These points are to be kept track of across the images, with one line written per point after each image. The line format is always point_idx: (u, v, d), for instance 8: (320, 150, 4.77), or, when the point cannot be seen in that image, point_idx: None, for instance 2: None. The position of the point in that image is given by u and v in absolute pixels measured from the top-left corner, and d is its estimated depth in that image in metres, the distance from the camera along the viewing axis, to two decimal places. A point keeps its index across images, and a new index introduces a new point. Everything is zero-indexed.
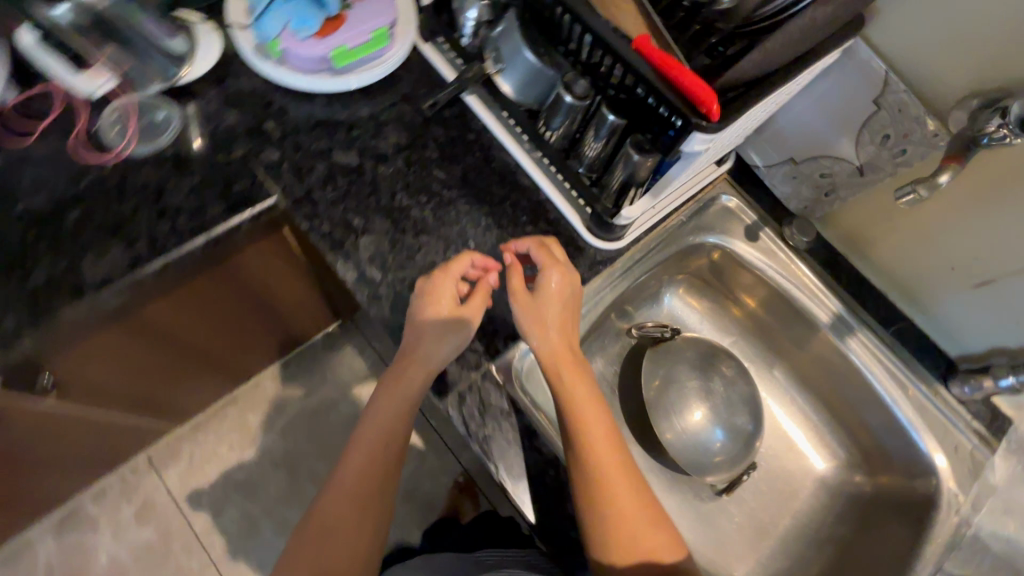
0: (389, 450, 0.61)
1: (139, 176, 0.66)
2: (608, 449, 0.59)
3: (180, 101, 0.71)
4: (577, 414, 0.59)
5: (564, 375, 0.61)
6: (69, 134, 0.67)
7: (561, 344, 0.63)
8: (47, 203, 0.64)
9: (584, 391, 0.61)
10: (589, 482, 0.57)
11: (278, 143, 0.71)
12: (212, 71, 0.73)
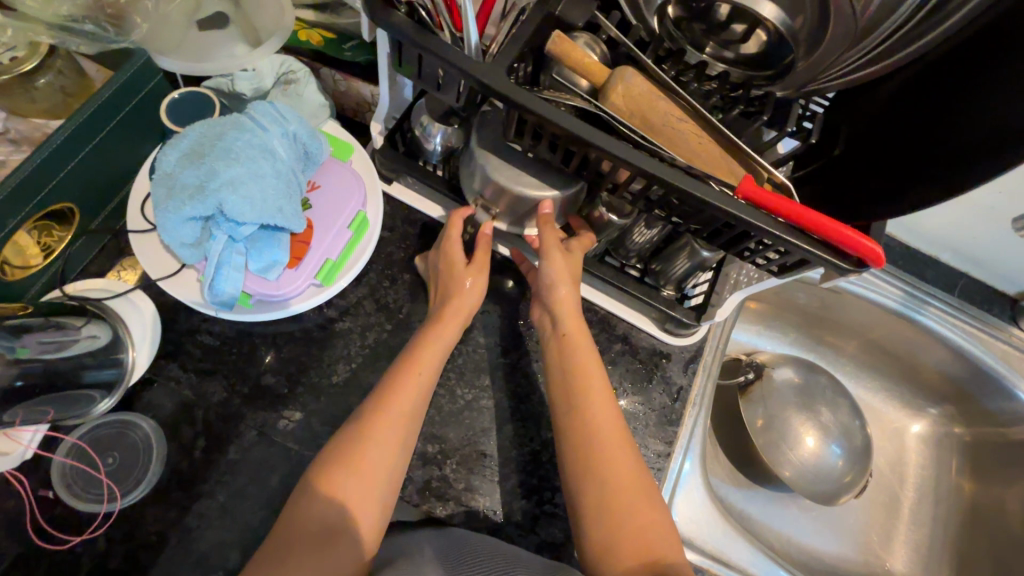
0: (381, 471, 0.48)
1: (147, 527, 0.51)
2: (616, 443, 0.52)
3: (141, 402, 0.54)
4: (583, 399, 0.53)
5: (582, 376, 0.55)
6: (22, 524, 0.49)
7: (571, 306, 0.57)
8: None
9: (592, 369, 0.55)
10: (596, 488, 0.50)
11: (293, 397, 0.57)
12: (163, 343, 0.56)
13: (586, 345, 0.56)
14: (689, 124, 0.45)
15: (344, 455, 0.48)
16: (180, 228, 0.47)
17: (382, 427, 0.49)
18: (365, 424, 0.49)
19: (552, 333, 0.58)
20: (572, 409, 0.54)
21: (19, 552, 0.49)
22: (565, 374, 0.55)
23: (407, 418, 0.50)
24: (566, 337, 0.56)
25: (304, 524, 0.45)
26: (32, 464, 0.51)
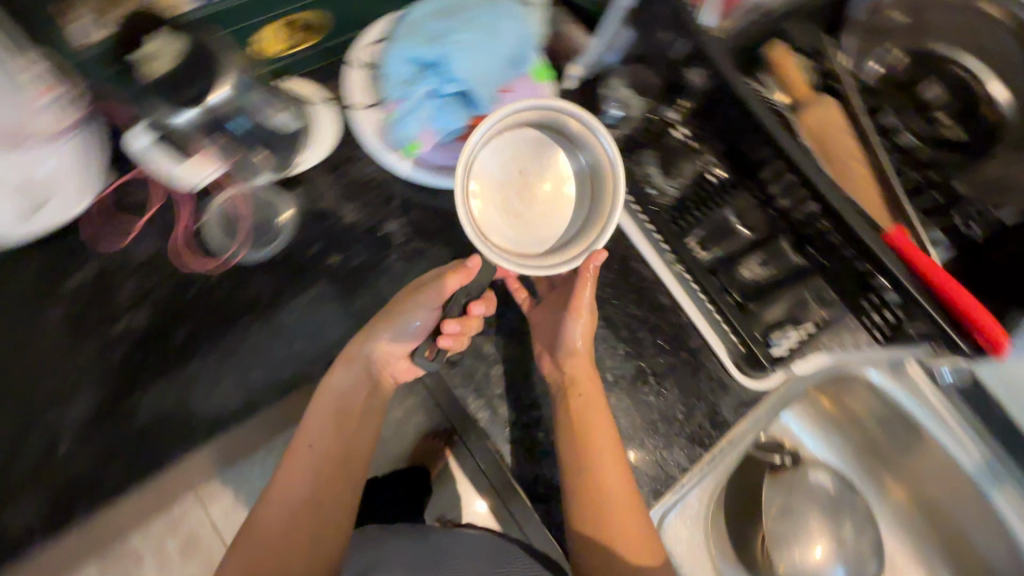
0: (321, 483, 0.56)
1: (251, 288, 0.59)
2: (618, 510, 0.54)
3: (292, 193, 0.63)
4: (585, 466, 0.55)
5: (586, 393, 0.58)
6: (171, 233, 0.59)
7: (584, 357, 0.60)
8: (151, 318, 0.57)
9: (604, 426, 0.57)
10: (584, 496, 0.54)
11: (401, 249, 0.64)
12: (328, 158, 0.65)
13: (593, 387, 0.59)
14: (863, 160, 0.48)
15: (304, 484, 0.55)
16: (400, 65, 0.56)
17: (329, 450, 0.57)
18: (319, 439, 0.57)
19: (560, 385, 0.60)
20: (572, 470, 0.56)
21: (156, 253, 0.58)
22: (572, 401, 0.58)
23: (335, 445, 0.57)
24: (585, 399, 0.58)
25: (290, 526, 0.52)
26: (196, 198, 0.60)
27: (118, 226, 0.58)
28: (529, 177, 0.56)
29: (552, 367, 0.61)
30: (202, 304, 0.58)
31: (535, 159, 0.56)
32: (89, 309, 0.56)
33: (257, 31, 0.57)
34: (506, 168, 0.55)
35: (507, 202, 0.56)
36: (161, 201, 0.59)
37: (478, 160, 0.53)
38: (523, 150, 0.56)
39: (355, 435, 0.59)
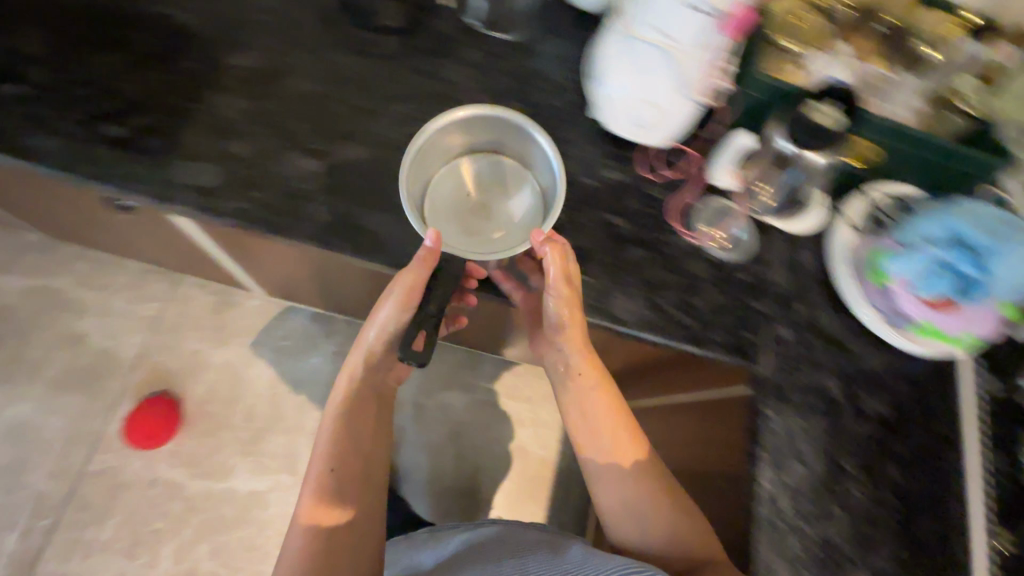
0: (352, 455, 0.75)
1: (691, 265, 0.73)
2: (617, 472, 0.71)
3: (757, 234, 0.76)
4: (596, 453, 0.72)
5: (579, 362, 0.71)
6: (675, 194, 0.76)
7: (581, 345, 0.70)
8: (629, 230, 0.73)
9: (591, 404, 0.73)
10: (630, 498, 0.70)
11: (795, 328, 0.73)
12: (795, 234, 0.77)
13: (585, 358, 0.71)
14: None
15: (329, 475, 0.73)
16: (938, 228, 0.65)
17: (342, 432, 0.76)
18: (337, 463, 0.74)
19: (569, 372, 0.73)
20: (590, 455, 0.73)
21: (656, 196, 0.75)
22: (579, 383, 0.73)
23: (352, 400, 0.77)
24: (582, 382, 0.73)
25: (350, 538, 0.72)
26: (706, 186, 0.77)
27: (652, 165, 0.76)
28: (488, 202, 0.76)
29: (551, 368, 0.76)
30: (659, 248, 0.73)
31: (493, 184, 0.76)
32: (602, 196, 0.73)
33: (857, 136, 0.70)
34: (480, 188, 0.76)
35: (475, 211, 0.75)
36: (687, 169, 0.77)
37: (458, 160, 0.75)
38: (497, 174, 0.76)
39: (353, 431, 0.76)
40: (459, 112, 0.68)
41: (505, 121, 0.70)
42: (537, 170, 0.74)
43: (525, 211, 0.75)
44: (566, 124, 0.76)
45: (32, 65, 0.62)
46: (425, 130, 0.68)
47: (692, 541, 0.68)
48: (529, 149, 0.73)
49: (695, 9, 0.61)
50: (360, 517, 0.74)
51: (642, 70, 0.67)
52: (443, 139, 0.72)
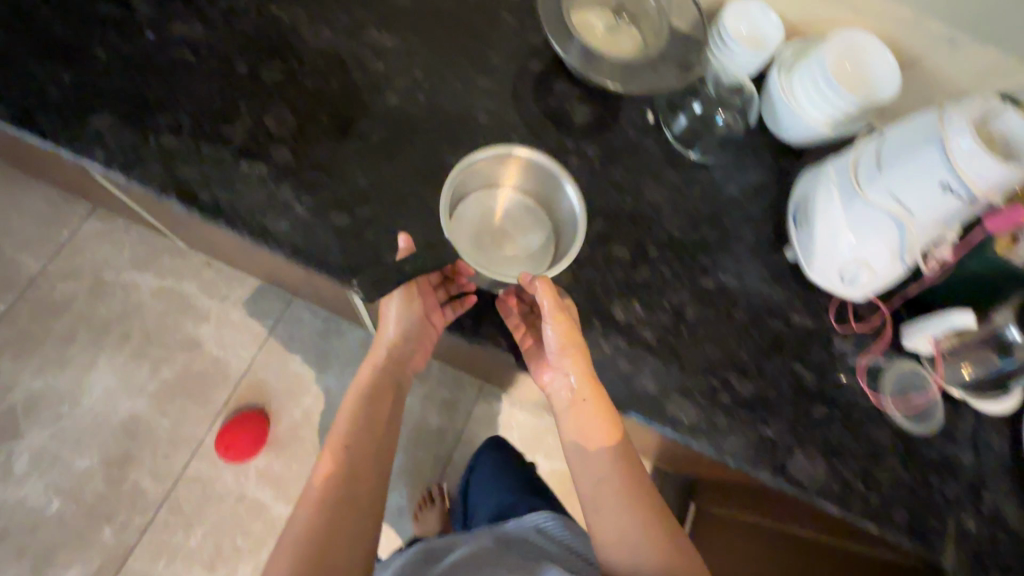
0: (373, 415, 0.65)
1: (873, 431, 0.69)
2: (619, 490, 0.60)
3: (947, 406, 0.71)
4: (602, 478, 0.61)
5: (592, 403, 0.61)
6: (864, 352, 0.72)
7: (584, 373, 0.61)
8: (813, 384, 0.69)
9: (586, 420, 0.61)
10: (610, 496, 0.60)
11: (982, 519, 0.67)
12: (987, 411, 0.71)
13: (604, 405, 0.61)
14: None
15: (353, 431, 0.64)
16: None
17: (368, 403, 0.66)
18: (355, 440, 0.63)
19: (574, 402, 0.62)
20: (588, 486, 0.62)
21: (842, 348, 0.72)
22: (582, 409, 0.61)
23: (380, 378, 0.68)
24: (580, 407, 0.61)
25: (344, 471, 0.61)
26: (895, 345, 0.72)
27: (842, 317, 0.73)
28: (505, 230, 0.74)
29: (558, 406, 0.64)
30: (841, 408, 0.69)
31: (519, 213, 0.75)
32: (789, 342, 0.71)
33: None
34: (507, 218, 0.75)
35: (495, 240, 0.73)
36: (876, 324, 0.73)
37: (505, 192, 0.75)
38: (524, 220, 0.75)
39: (372, 405, 0.66)
40: (524, 154, 0.69)
41: (538, 164, 0.70)
42: (557, 220, 0.73)
43: (529, 251, 0.73)
44: (756, 260, 0.74)
45: (275, 144, 0.65)
46: (483, 154, 0.68)
47: (637, 491, 0.60)
48: (557, 194, 0.72)
49: (947, 191, 0.57)
50: (368, 493, 0.61)
51: (864, 232, 0.64)
52: (501, 178, 0.74)
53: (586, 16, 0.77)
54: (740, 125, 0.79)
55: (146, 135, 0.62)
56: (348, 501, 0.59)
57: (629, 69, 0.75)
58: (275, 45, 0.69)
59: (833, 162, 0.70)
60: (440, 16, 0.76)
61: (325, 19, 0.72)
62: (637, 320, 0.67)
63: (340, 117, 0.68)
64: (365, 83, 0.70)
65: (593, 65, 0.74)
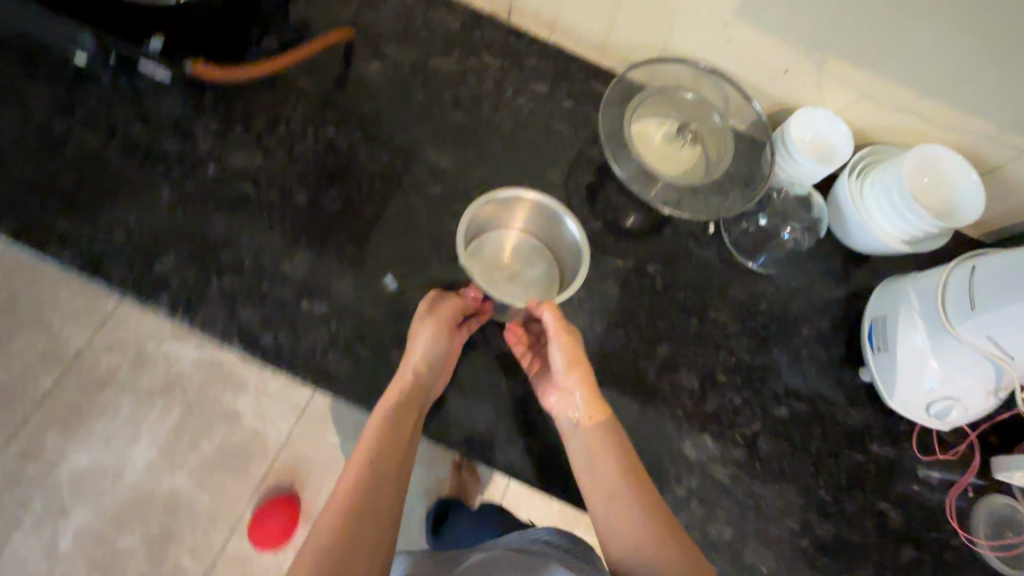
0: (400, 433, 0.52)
1: (967, 574, 0.64)
2: (627, 492, 0.49)
3: None
4: (615, 488, 0.50)
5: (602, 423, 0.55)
6: (952, 483, 0.67)
7: (586, 380, 0.57)
8: (899, 522, 0.65)
9: (594, 437, 0.54)
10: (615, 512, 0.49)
11: None
12: None
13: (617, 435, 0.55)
14: None
15: (381, 432, 0.52)
16: None
17: (398, 409, 0.54)
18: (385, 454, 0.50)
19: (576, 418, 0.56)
20: (596, 504, 0.50)
21: (928, 479, 0.68)
22: (601, 429, 0.55)
23: (413, 396, 0.56)
24: (587, 428, 0.55)
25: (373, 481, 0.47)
26: (983, 473, 0.68)
27: (927, 444, 0.69)
28: (516, 269, 0.72)
29: (566, 435, 0.57)
30: (932, 549, 0.65)
31: (527, 248, 0.73)
32: (870, 476, 0.67)
33: None
34: (515, 256, 0.73)
35: (506, 282, 0.71)
36: (963, 451, 0.68)
37: (511, 232, 0.73)
38: (533, 255, 0.73)
39: (405, 407, 0.55)
40: (527, 197, 0.68)
41: (542, 204, 0.69)
42: (559, 253, 0.71)
43: (542, 285, 0.72)
44: (830, 382, 0.70)
45: (336, 280, 0.64)
46: (481, 201, 0.66)
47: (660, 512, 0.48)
48: (558, 228, 0.70)
49: None
50: (386, 501, 0.46)
51: (952, 369, 0.61)
52: (506, 218, 0.72)
53: (646, 125, 0.75)
54: (807, 241, 0.75)
55: (210, 279, 0.62)
56: (369, 504, 0.45)
57: (688, 183, 0.73)
58: (333, 172, 0.69)
59: (913, 282, 0.66)
60: (493, 131, 0.75)
61: (380, 140, 0.72)
62: (709, 458, 0.64)
63: (398, 245, 0.67)
64: (422, 208, 0.70)
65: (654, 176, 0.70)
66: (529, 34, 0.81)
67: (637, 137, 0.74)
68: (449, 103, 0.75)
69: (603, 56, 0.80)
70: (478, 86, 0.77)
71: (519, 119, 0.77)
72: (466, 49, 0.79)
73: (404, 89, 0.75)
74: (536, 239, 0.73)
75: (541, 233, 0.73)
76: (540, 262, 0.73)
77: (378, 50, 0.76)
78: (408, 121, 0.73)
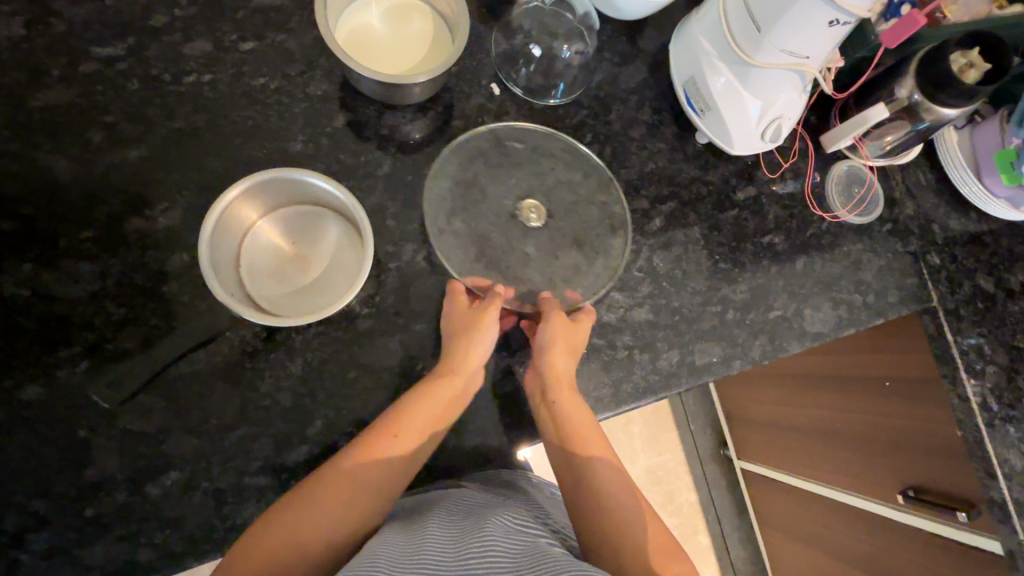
0: (386, 464, 0.48)
1: (843, 242, 0.73)
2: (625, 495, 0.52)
3: (878, 174, 0.75)
4: (606, 507, 0.51)
5: (589, 430, 0.54)
6: (802, 178, 0.73)
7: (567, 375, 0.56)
8: (785, 243, 0.71)
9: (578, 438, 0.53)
10: (615, 513, 0.50)
11: (941, 248, 0.76)
12: (905, 160, 0.76)
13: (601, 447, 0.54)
14: None
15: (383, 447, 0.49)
16: None
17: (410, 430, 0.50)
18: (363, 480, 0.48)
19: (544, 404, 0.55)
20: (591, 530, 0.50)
21: (785, 187, 0.73)
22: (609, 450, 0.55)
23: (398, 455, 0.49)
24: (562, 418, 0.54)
25: (342, 496, 0.47)
26: (819, 151, 0.74)
27: (772, 159, 0.72)
28: (304, 253, 0.56)
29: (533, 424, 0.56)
30: (814, 244, 0.72)
31: (292, 220, 0.56)
32: (748, 221, 0.70)
33: (984, 65, 0.60)
34: (295, 237, 0.56)
35: (311, 273, 0.55)
36: (798, 145, 0.73)
37: (260, 224, 0.55)
38: (310, 221, 0.56)
39: (406, 433, 0.49)
40: (231, 199, 0.50)
41: (254, 187, 0.51)
42: (329, 202, 0.55)
43: (342, 240, 0.56)
44: (680, 165, 0.69)
45: (164, 440, 0.50)
46: (208, 225, 0.48)
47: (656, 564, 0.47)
48: (296, 186, 0.53)
49: (835, 24, 0.52)
50: (343, 510, 0.47)
51: (770, 91, 0.60)
52: (238, 216, 0.52)
53: (357, 17, 0.58)
54: (592, 44, 0.67)
55: (17, 555, 0.46)
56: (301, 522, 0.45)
57: (441, 55, 0.59)
58: (38, 333, 0.50)
59: (699, 29, 0.62)
60: (190, 140, 0.55)
61: (63, 253, 0.51)
62: (628, 309, 0.64)
63: (195, 353, 0.52)
64: (184, 291, 0.52)
65: (513, 244, 0.61)
66: None
67: (467, 192, 0.61)
68: (108, 144, 0.53)
69: None
70: (123, 97, 0.54)
71: (207, 102, 0.56)
72: (63, 57, 0.54)
73: (34, 168, 0.52)
74: (293, 205, 0.56)
75: (289, 204, 0.55)
76: (320, 220, 0.56)
77: None
78: (76, 204, 0.52)
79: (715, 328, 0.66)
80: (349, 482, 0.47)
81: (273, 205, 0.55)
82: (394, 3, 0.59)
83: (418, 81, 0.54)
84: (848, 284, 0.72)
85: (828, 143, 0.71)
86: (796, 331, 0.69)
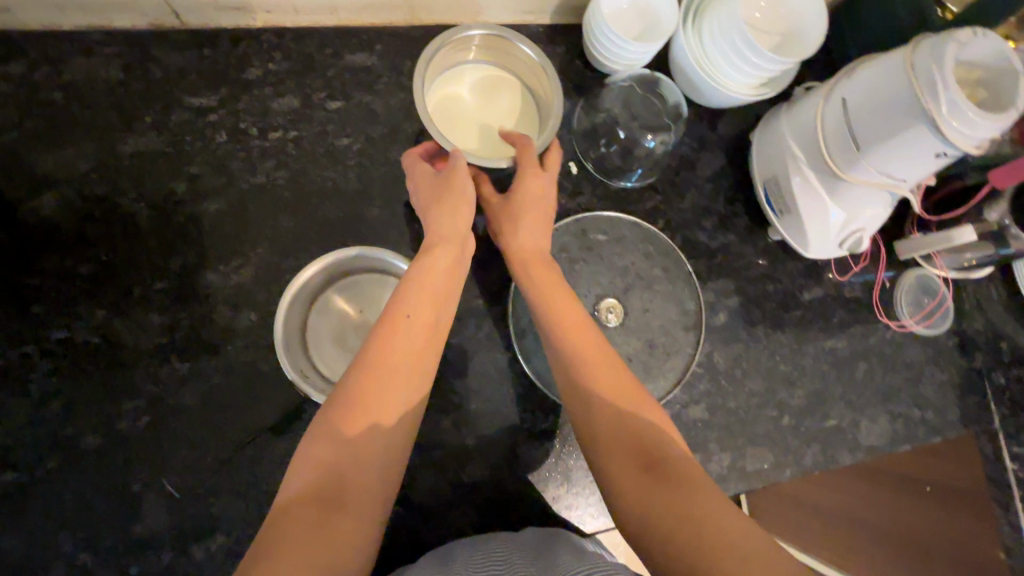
0: (406, 342, 0.44)
1: (907, 353, 0.71)
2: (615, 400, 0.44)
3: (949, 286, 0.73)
4: (587, 386, 0.45)
5: (545, 276, 0.51)
6: (871, 284, 0.71)
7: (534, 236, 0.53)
8: (848, 348, 0.69)
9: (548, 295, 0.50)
10: (600, 398, 0.44)
11: (1008, 368, 0.73)
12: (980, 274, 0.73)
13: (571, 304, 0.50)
14: None
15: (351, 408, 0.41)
16: None
17: (381, 380, 0.42)
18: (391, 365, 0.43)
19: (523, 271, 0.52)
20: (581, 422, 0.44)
21: (853, 291, 0.71)
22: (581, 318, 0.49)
23: (417, 329, 0.45)
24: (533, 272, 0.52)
25: (376, 388, 0.42)
26: (891, 258, 0.72)
27: (842, 262, 0.70)
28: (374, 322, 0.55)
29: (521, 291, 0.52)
30: (877, 352, 0.70)
31: (364, 287, 0.56)
32: (812, 324, 0.69)
33: None
34: (365, 306, 0.55)
35: None
36: (870, 249, 0.71)
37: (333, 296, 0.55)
38: (383, 290, 0.56)
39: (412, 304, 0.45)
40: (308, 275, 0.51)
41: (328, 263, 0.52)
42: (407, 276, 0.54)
43: None
44: (748, 260, 0.68)
45: (213, 503, 0.50)
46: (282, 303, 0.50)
47: (642, 437, 0.42)
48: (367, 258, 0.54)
49: (940, 156, 0.50)
50: (380, 448, 0.41)
51: (856, 203, 0.58)
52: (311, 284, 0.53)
53: (447, 87, 0.58)
54: (676, 134, 0.65)
55: None
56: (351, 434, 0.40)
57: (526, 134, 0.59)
58: (104, 380, 0.49)
59: (790, 131, 0.61)
60: (268, 197, 0.55)
61: (136, 302, 0.51)
62: (682, 405, 0.62)
63: (253, 417, 0.51)
64: (248, 350, 0.52)
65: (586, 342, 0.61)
66: (226, 33, 0.56)
67: None
68: (190, 193, 0.54)
69: (338, 12, 0.57)
70: (209, 148, 0.55)
71: (289, 160, 0.56)
72: (156, 104, 0.54)
73: (116, 212, 0.52)
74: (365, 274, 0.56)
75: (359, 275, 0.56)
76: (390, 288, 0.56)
77: (37, 178, 0.51)
78: (152, 253, 0.52)
79: (767, 433, 0.65)
80: (375, 372, 0.42)
81: (347, 275, 0.55)
82: (484, 77, 0.60)
83: (504, 166, 0.53)
84: (907, 398, 0.70)
85: (901, 250, 0.70)
86: (850, 443, 0.67)
